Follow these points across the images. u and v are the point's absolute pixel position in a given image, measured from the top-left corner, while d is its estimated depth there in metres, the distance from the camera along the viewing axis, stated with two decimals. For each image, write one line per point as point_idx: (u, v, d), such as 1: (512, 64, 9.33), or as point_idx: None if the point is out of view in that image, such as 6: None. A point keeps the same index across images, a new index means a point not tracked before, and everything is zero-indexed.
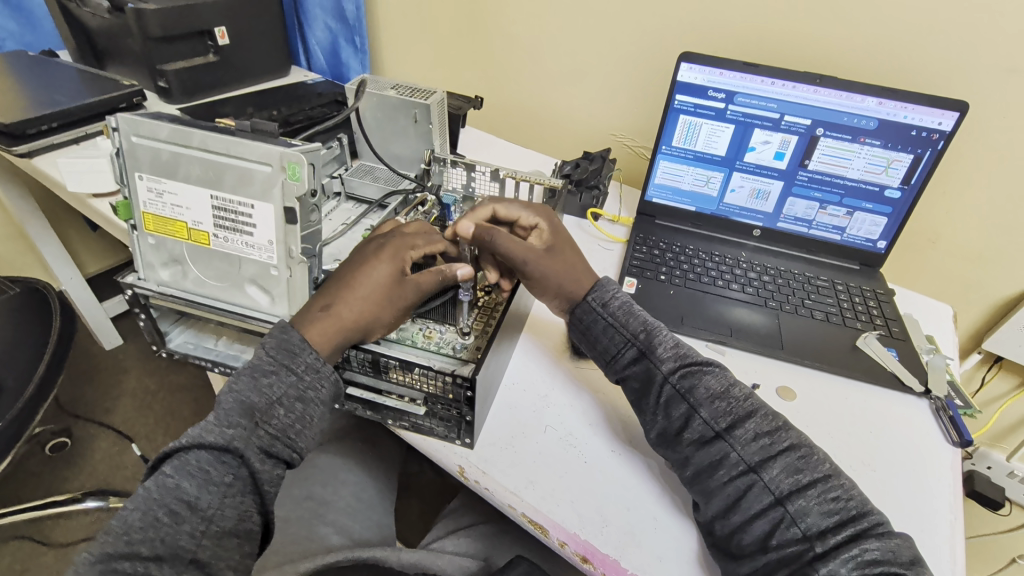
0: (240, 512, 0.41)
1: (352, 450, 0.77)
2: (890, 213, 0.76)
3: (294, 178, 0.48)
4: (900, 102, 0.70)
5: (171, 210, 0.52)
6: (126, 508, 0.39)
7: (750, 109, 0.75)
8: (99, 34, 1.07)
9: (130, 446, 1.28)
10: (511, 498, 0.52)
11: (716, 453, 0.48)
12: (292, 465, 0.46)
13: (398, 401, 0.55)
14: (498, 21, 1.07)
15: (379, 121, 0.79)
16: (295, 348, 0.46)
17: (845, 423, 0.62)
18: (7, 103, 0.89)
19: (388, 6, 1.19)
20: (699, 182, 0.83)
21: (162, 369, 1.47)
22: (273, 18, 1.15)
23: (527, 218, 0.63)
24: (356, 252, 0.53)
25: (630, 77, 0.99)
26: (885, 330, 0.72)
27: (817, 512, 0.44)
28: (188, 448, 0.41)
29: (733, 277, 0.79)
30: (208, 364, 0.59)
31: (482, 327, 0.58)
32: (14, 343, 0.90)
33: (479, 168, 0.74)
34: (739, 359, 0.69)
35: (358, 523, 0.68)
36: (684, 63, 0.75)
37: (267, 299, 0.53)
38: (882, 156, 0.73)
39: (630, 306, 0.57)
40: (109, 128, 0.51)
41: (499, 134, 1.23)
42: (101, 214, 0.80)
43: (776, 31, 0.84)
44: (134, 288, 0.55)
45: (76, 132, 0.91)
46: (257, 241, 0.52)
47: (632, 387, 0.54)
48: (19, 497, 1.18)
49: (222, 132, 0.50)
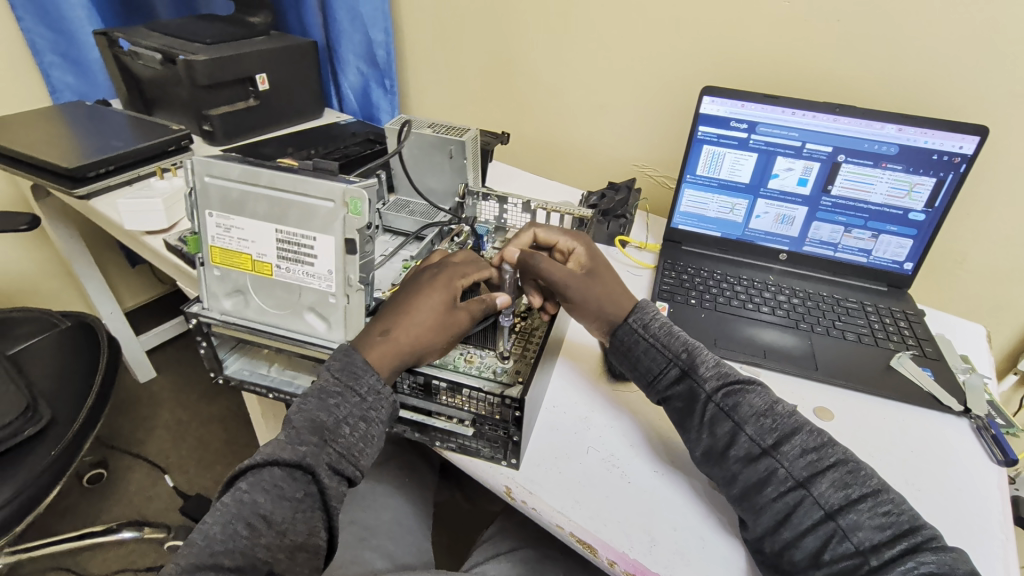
0: (310, 528, 0.45)
1: (392, 475, 0.78)
2: (915, 235, 0.78)
3: (355, 212, 0.52)
4: (920, 128, 0.72)
5: (238, 243, 0.57)
6: (206, 522, 0.42)
7: (772, 138, 0.78)
8: (149, 83, 1.14)
9: (164, 477, 1.30)
10: (559, 517, 0.52)
11: (764, 469, 0.49)
12: (354, 483, 0.49)
13: (448, 422, 0.57)
14: (523, 62, 1.13)
15: (416, 158, 0.83)
16: (358, 370, 0.50)
17: (887, 442, 0.62)
18: (68, 149, 0.95)
19: (417, 50, 1.27)
20: (724, 209, 0.85)
21: (194, 401, 1.51)
22: (311, 65, 1.23)
23: (565, 243, 0.66)
24: (412, 280, 0.57)
25: (651, 111, 1.03)
26: (918, 349, 0.73)
27: (869, 526, 0.45)
28: (262, 465, 0.45)
29: (763, 299, 0.80)
30: (263, 390, 0.62)
31: (521, 352, 0.60)
32: (64, 374, 0.94)
33: (511, 201, 0.78)
34: (774, 380, 0.70)
35: (402, 548, 0.69)
36: (707, 96, 0.79)
37: (324, 325, 0.56)
38: (904, 180, 0.75)
39: (670, 327, 0.59)
40: (184, 170, 0.56)
41: (524, 167, 1.27)
42: (154, 250, 0.85)
43: (793, 65, 0.88)
44: (199, 316, 0.59)
45: (130, 173, 0.97)
46: (318, 271, 0.55)
47: (675, 408, 0.56)
48: (55, 529, 1.19)
49: (288, 171, 0.54)
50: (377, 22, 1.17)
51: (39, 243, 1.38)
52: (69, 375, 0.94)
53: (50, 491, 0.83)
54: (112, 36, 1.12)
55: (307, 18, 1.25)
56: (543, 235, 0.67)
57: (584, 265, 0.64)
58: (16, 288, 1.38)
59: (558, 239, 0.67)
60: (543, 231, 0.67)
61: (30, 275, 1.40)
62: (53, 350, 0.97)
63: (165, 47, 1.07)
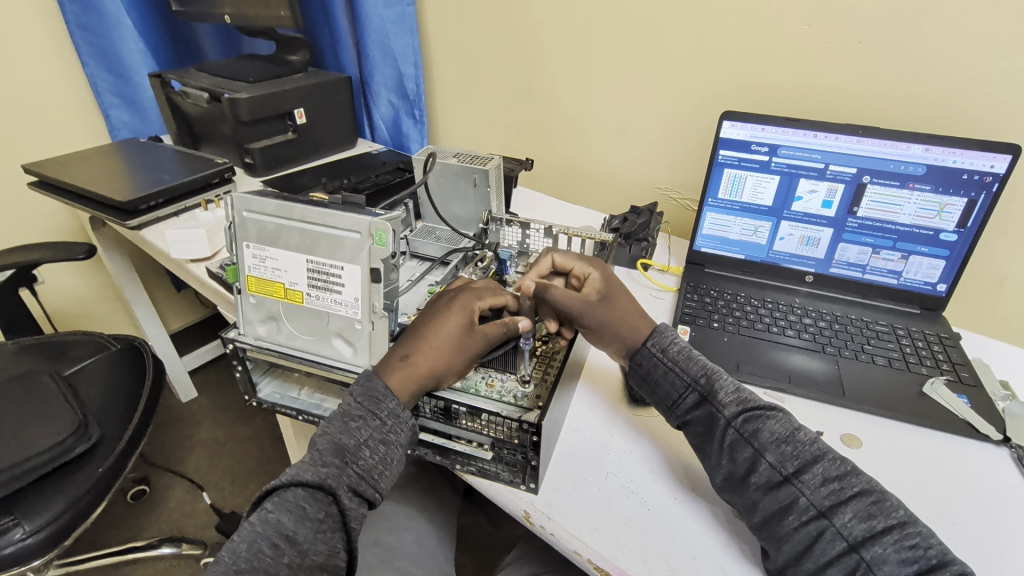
0: (330, 548, 0.46)
1: (415, 497, 0.79)
2: (948, 256, 0.76)
3: (380, 243, 0.55)
4: (947, 148, 0.71)
5: (272, 272, 0.60)
6: (233, 541, 0.44)
7: (795, 161, 0.78)
8: (197, 120, 1.22)
9: (201, 494, 1.35)
10: (576, 543, 0.53)
11: (785, 498, 0.49)
12: (374, 505, 0.51)
13: (468, 446, 0.58)
14: (547, 90, 1.16)
15: (442, 186, 0.86)
16: (379, 395, 0.52)
17: (918, 471, 0.61)
18: (123, 183, 1.02)
19: (445, 81, 1.32)
20: (747, 232, 0.85)
21: (232, 421, 1.56)
22: (345, 99, 1.29)
23: (580, 269, 0.68)
24: (431, 305, 0.60)
25: (673, 135, 1.05)
26: (953, 375, 0.70)
27: (894, 560, 0.44)
28: (286, 486, 0.47)
29: (789, 323, 0.79)
30: (292, 412, 0.65)
31: (541, 375, 0.61)
32: (113, 394, 0.99)
33: (533, 226, 0.80)
34: (800, 406, 0.69)
35: (422, 570, 0.70)
36: (726, 121, 0.80)
37: (351, 350, 0.59)
38: (933, 201, 0.74)
39: (688, 351, 0.59)
40: (225, 206, 0.60)
41: (548, 192, 1.30)
42: (197, 277, 0.90)
43: (815, 89, 0.89)
44: (235, 341, 0.62)
45: (177, 205, 1.04)
46: (345, 299, 0.58)
47: (694, 433, 0.56)
48: (99, 543, 1.24)
49: (318, 205, 0.58)
50: (408, 57, 1.23)
51: (95, 269, 1.47)
52: (117, 395, 0.99)
53: (96, 506, 0.88)
54: (165, 78, 1.21)
55: (342, 55, 1.32)
56: (561, 258, 0.69)
57: (598, 290, 0.65)
58: (73, 311, 1.48)
59: (574, 264, 0.68)
60: (560, 256, 0.69)
61: (87, 299, 1.49)
62: (104, 371, 1.03)
63: (212, 86, 1.14)
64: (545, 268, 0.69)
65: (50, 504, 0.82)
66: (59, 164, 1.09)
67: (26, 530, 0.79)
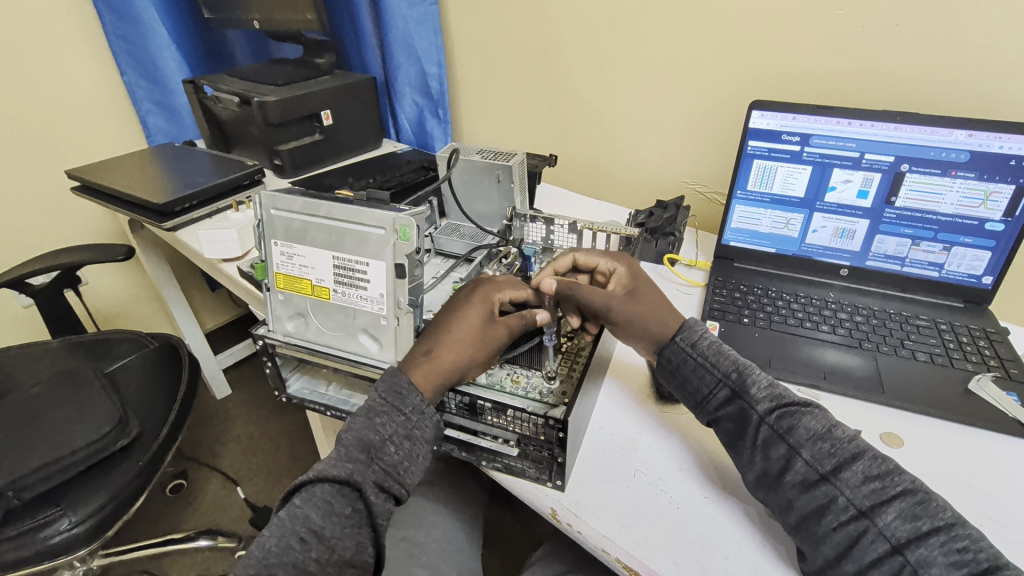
0: (357, 544, 0.47)
1: (442, 493, 0.80)
2: (993, 247, 0.72)
3: (404, 238, 0.56)
4: (993, 133, 0.67)
5: (299, 269, 0.61)
6: (263, 535, 0.45)
7: (828, 150, 0.76)
8: (228, 124, 1.26)
9: (235, 489, 1.39)
10: (604, 542, 0.52)
11: (823, 496, 0.47)
12: (400, 501, 0.51)
13: (493, 442, 0.58)
14: (571, 84, 1.15)
15: (466, 184, 0.86)
16: (404, 391, 0.53)
17: (963, 472, 0.58)
18: (159, 186, 1.06)
19: (467, 79, 1.32)
20: (778, 224, 0.83)
21: (264, 417, 1.60)
22: (369, 99, 1.31)
23: (606, 264, 0.66)
24: (451, 300, 0.60)
25: (700, 127, 1.02)
26: (1002, 371, 0.67)
27: (941, 563, 0.41)
28: (314, 481, 0.48)
29: (823, 318, 0.77)
30: (321, 408, 0.66)
31: (567, 371, 0.60)
32: (152, 391, 1.03)
33: (558, 222, 0.79)
34: (836, 403, 0.67)
35: (449, 566, 0.70)
36: (755, 110, 0.78)
37: (376, 346, 0.60)
38: (977, 189, 0.70)
39: (719, 346, 0.58)
40: (254, 204, 0.62)
41: (572, 187, 1.29)
42: (229, 276, 0.92)
43: (849, 75, 0.85)
44: (265, 338, 0.64)
45: (211, 207, 1.07)
46: (370, 295, 0.59)
47: (725, 429, 0.55)
48: (140, 535, 1.28)
49: (344, 202, 0.59)
50: (431, 56, 1.23)
51: (134, 270, 1.53)
52: (156, 391, 1.03)
53: (137, 498, 0.91)
54: (197, 83, 1.24)
55: (367, 55, 1.34)
56: (585, 257, 0.68)
57: (626, 285, 0.63)
58: (114, 311, 1.54)
59: (600, 260, 0.67)
60: (583, 254, 0.68)
61: (127, 299, 1.55)
62: (143, 368, 1.07)
63: (242, 91, 1.17)
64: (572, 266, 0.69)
65: (94, 495, 0.85)
66: (100, 169, 1.13)
67: (72, 521, 0.82)
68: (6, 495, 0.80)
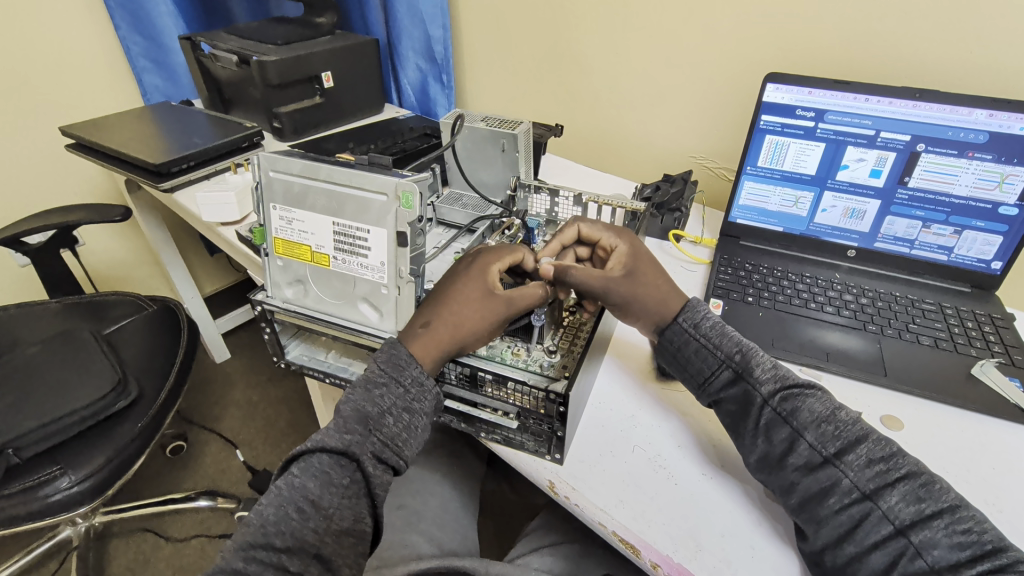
0: (355, 513, 0.47)
1: (439, 463, 0.80)
2: (1006, 232, 0.71)
3: (406, 206, 0.54)
4: (1014, 113, 0.65)
5: (299, 235, 0.60)
6: (261, 504, 0.45)
7: (842, 127, 0.74)
8: (226, 83, 1.22)
9: (235, 452, 1.41)
10: (601, 516, 0.52)
11: (826, 479, 0.47)
12: (398, 472, 0.51)
13: (492, 414, 0.58)
14: (579, 52, 1.12)
15: (469, 151, 0.84)
16: (402, 362, 0.53)
17: (964, 459, 0.58)
18: (155, 146, 1.03)
19: (473, 43, 1.28)
20: (787, 203, 0.81)
21: (263, 383, 1.61)
22: (371, 62, 1.27)
23: (608, 240, 0.64)
24: (451, 271, 0.59)
25: (711, 101, 1.00)
26: (1005, 358, 0.67)
27: (945, 544, 0.42)
28: (311, 452, 0.48)
29: (828, 299, 0.76)
30: (320, 374, 0.65)
31: (568, 346, 0.60)
32: (151, 352, 1.03)
33: (563, 194, 0.77)
34: (837, 385, 0.66)
35: (446, 533, 0.71)
36: (770, 83, 0.75)
37: (376, 315, 0.59)
38: (994, 171, 0.68)
39: (722, 327, 0.57)
40: (252, 165, 0.60)
41: (578, 160, 1.26)
42: (227, 240, 0.91)
43: (869, 50, 0.83)
44: (263, 304, 0.63)
45: (208, 168, 1.04)
46: (371, 263, 0.58)
47: (727, 411, 0.55)
48: (141, 494, 1.31)
49: (344, 166, 0.57)
50: (436, 18, 1.19)
51: (132, 232, 1.51)
52: (155, 353, 1.03)
53: (137, 459, 0.92)
54: (195, 41, 1.19)
55: (370, 16, 1.30)
56: (587, 229, 0.65)
57: (623, 265, 0.61)
58: (112, 272, 1.53)
59: (601, 235, 0.65)
60: (586, 226, 0.65)
61: (125, 262, 1.54)
62: (142, 330, 1.07)
63: (241, 49, 1.13)
64: (569, 238, 0.66)
65: (95, 455, 0.86)
66: (95, 127, 1.10)
67: (73, 479, 0.83)
68: (6, 453, 0.80)
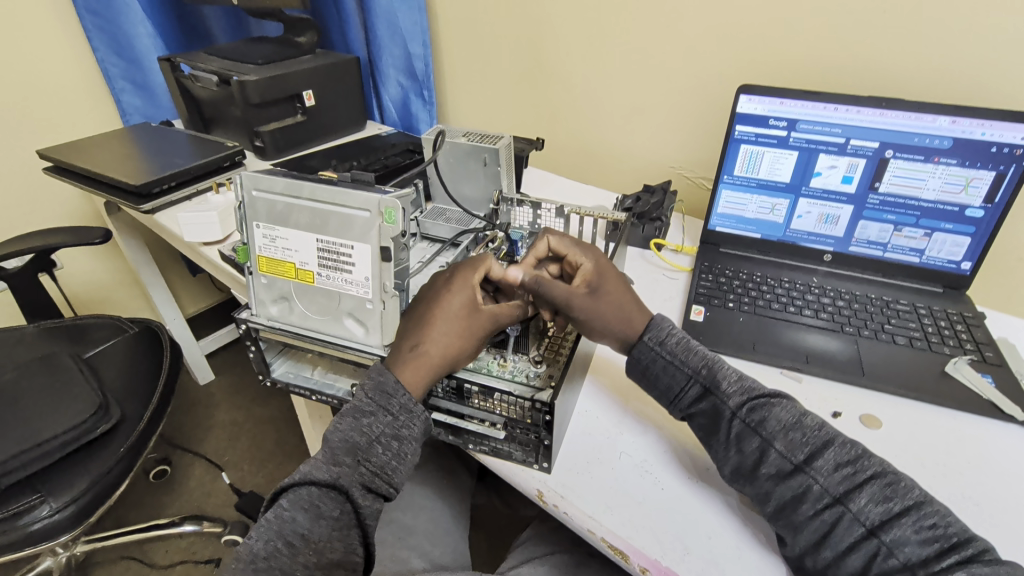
0: (346, 545, 0.48)
1: (429, 477, 0.80)
2: (973, 233, 0.73)
3: (390, 221, 0.55)
4: (976, 119, 0.68)
5: (283, 253, 0.60)
6: (251, 538, 0.45)
7: (814, 136, 0.76)
8: (207, 103, 1.22)
9: (220, 474, 1.38)
10: (590, 523, 0.52)
11: (798, 486, 0.48)
12: (390, 498, 0.51)
13: (480, 425, 0.58)
14: (558, 68, 1.14)
15: (452, 167, 0.84)
16: (390, 390, 0.52)
17: (940, 452, 0.60)
18: (135, 167, 1.03)
19: (454, 60, 1.30)
20: (764, 210, 0.83)
21: (248, 404, 1.58)
22: (353, 80, 1.28)
23: (573, 257, 0.63)
24: (429, 290, 0.58)
25: (688, 113, 1.02)
26: (977, 355, 0.69)
27: (914, 541, 0.43)
28: (300, 484, 0.48)
29: (806, 303, 0.78)
30: (306, 392, 0.65)
31: (552, 356, 0.60)
32: (132, 375, 1.01)
33: (545, 206, 0.79)
34: (817, 386, 0.68)
35: (438, 548, 0.70)
36: (744, 95, 0.77)
37: (362, 330, 0.59)
38: (959, 175, 0.71)
39: (687, 342, 0.58)
40: (235, 185, 0.60)
41: (560, 172, 1.28)
42: (209, 260, 0.90)
43: (837, 61, 0.86)
44: (248, 322, 0.63)
45: (190, 189, 1.04)
46: (355, 278, 0.58)
47: (699, 424, 0.55)
48: (124, 521, 1.27)
49: (327, 183, 0.57)
50: (415, 35, 1.21)
51: (112, 253, 1.49)
52: (138, 376, 1.01)
53: (120, 484, 0.90)
54: (174, 62, 1.19)
55: (350, 35, 1.31)
56: (556, 242, 0.64)
57: (587, 282, 0.60)
58: (91, 295, 1.50)
59: (568, 251, 0.64)
60: (555, 240, 0.64)
61: (105, 284, 1.52)
62: (123, 353, 1.05)
63: (222, 69, 1.13)
64: (541, 252, 0.66)
65: (76, 481, 0.84)
66: (73, 149, 1.09)
67: (53, 507, 0.81)
68: None
